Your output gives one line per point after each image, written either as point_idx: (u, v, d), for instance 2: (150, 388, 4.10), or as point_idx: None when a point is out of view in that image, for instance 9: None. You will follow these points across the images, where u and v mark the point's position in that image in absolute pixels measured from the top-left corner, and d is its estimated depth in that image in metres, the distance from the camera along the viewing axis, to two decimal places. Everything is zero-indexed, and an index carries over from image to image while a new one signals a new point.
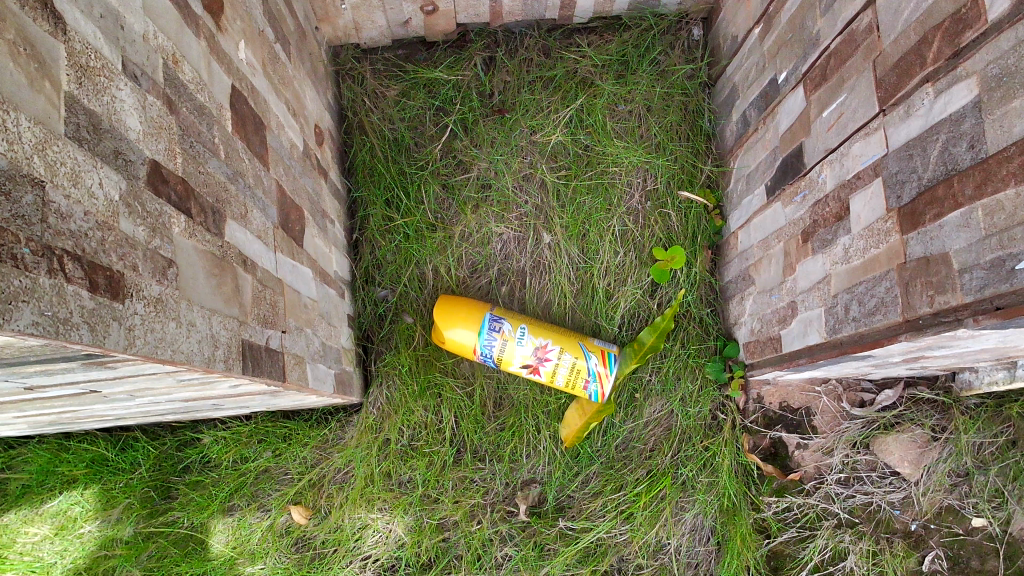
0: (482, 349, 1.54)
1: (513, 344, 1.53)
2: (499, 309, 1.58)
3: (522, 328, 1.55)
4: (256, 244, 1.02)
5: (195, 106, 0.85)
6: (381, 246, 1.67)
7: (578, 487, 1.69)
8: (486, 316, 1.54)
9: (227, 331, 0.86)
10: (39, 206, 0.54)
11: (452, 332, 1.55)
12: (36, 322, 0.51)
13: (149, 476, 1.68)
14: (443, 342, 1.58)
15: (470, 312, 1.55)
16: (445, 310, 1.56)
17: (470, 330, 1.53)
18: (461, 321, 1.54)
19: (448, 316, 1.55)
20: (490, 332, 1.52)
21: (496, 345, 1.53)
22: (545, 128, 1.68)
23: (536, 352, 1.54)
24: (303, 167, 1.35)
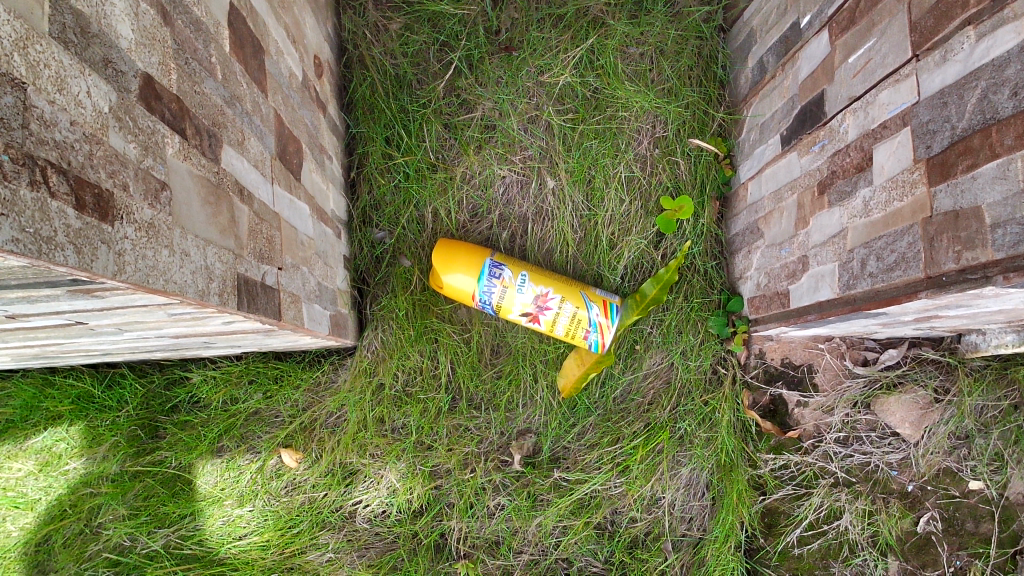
0: (481, 295, 1.49)
1: (514, 292, 1.49)
2: (501, 255, 1.54)
3: (522, 275, 1.50)
4: (253, 173, 0.96)
5: (192, 21, 0.79)
6: (381, 185, 1.61)
7: (575, 438, 1.66)
8: (488, 262, 1.49)
9: (222, 264, 0.81)
10: (19, 111, 0.48)
11: (451, 277, 1.50)
12: (19, 236, 0.46)
13: (136, 414, 1.63)
14: (441, 286, 1.53)
15: (471, 256, 1.50)
16: (446, 252, 1.51)
17: (471, 274, 1.49)
18: (461, 262, 1.49)
19: (448, 256, 1.50)
20: (492, 279, 1.48)
21: (496, 291, 1.48)
22: (553, 69, 1.61)
23: (536, 300, 1.50)
24: (302, 98, 1.29)
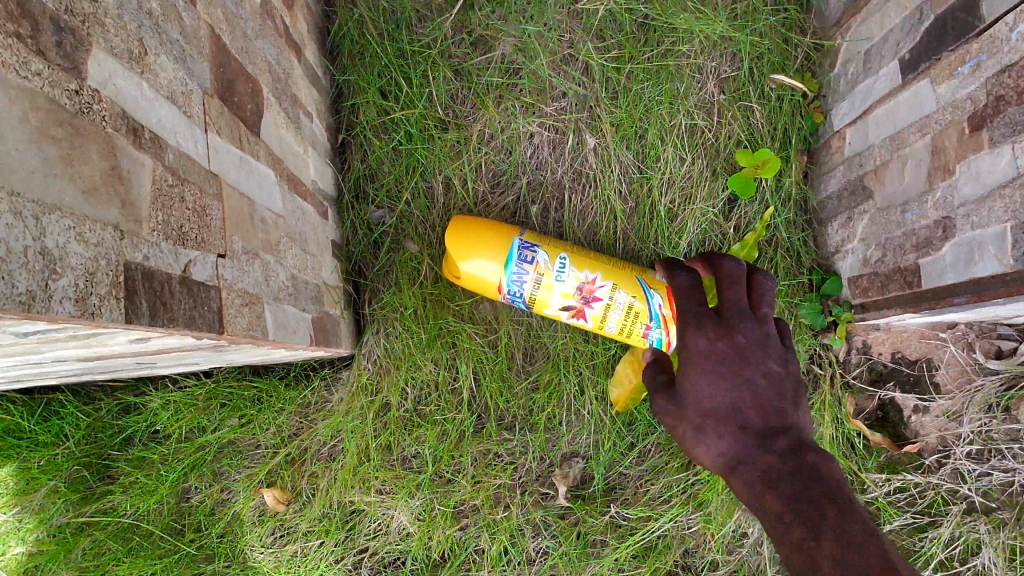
0: (509, 286, 1.15)
1: (555, 281, 1.15)
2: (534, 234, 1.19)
3: (563, 260, 1.15)
4: (167, 109, 0.62)
5: None
6: (376, 150, 1.27)
7: (633, 463, 1.31)
8: (519, 245, 1.15)
9: (88, 248, 0.47)
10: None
11: (470, 264, 1.15)
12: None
13: (80, 451, 1.29)
14: (459, 278, 1.18)
15: (495, 235, 1.16)
16: (464, 232, 1.16)
17: (499, 260, 1.15)
18: (484, 242, 1.15)
19: (466, 235, 1.16)
20: (526, 267, 1.14)
21: (533, 282, 1.14)
22: None
23: (582, 291, 1.15)
24: (261, 26, 0.94)
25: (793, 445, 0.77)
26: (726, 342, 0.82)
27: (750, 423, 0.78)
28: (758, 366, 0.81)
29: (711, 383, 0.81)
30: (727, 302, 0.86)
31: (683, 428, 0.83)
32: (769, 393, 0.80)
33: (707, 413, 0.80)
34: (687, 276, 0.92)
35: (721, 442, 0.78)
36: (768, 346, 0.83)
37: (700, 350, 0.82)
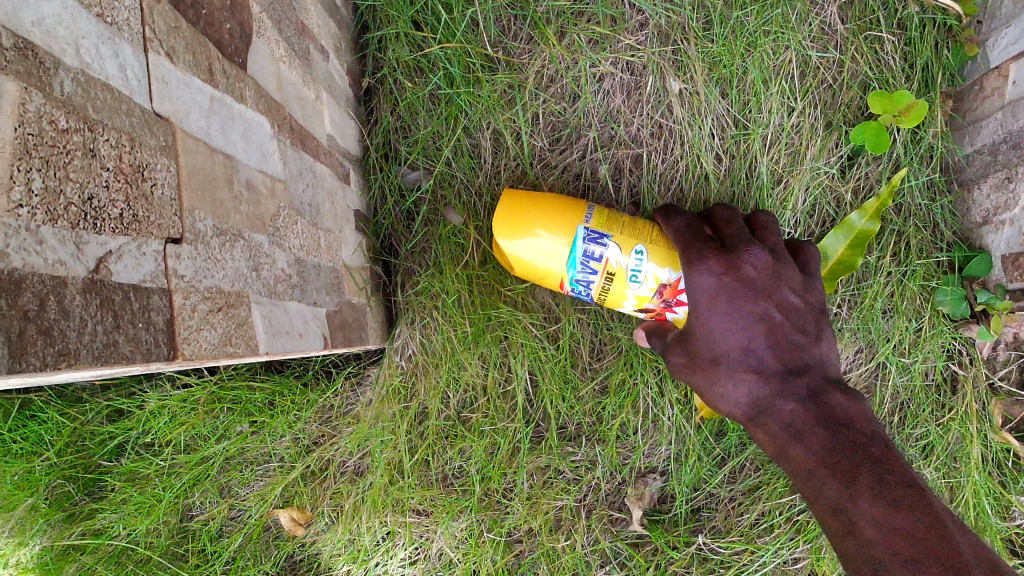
0: (572, 281, 0.85)
1: (625, 281, 0.83)
2: (610, 212, 0.86)
3: (639, 251, 0.83)
4: (67, 10, 0.39)
5: None
6: (409, 100, 1.02)
7: (723, 483, 1.07)
8: (576, 235, 0.83)
9: None
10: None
11: (519, 252, 0.85)
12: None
13: (63, 462, 1.09)
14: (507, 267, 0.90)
15: (558, 212, 0.84)
16: (508, 212, 0.85)
17: (548, 254, 0.84)
18: (529, 230, 0.84)
19: (506, 219, 0.85)
20: (583, 263, 0.83)
21: (597, 282, 0.84)
22: None
23: (663, 294, 0.83)
24: None
25: (813, 384, 0.68)
26: (733, 277, 0.69)
27: (768, 362, 0.68)
28: (771, 295, 0.70)
29: (723, 324, 0.69)
30: (726, 239, 0.74)
31: (697, 377, 0.72)
32: (787, 322, 0.70)
33: (720, 356, 0.69)
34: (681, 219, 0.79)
35: (739, 393, 0.69)
36: (781, 271, 0.71)
37: (712, 288, 0.69)
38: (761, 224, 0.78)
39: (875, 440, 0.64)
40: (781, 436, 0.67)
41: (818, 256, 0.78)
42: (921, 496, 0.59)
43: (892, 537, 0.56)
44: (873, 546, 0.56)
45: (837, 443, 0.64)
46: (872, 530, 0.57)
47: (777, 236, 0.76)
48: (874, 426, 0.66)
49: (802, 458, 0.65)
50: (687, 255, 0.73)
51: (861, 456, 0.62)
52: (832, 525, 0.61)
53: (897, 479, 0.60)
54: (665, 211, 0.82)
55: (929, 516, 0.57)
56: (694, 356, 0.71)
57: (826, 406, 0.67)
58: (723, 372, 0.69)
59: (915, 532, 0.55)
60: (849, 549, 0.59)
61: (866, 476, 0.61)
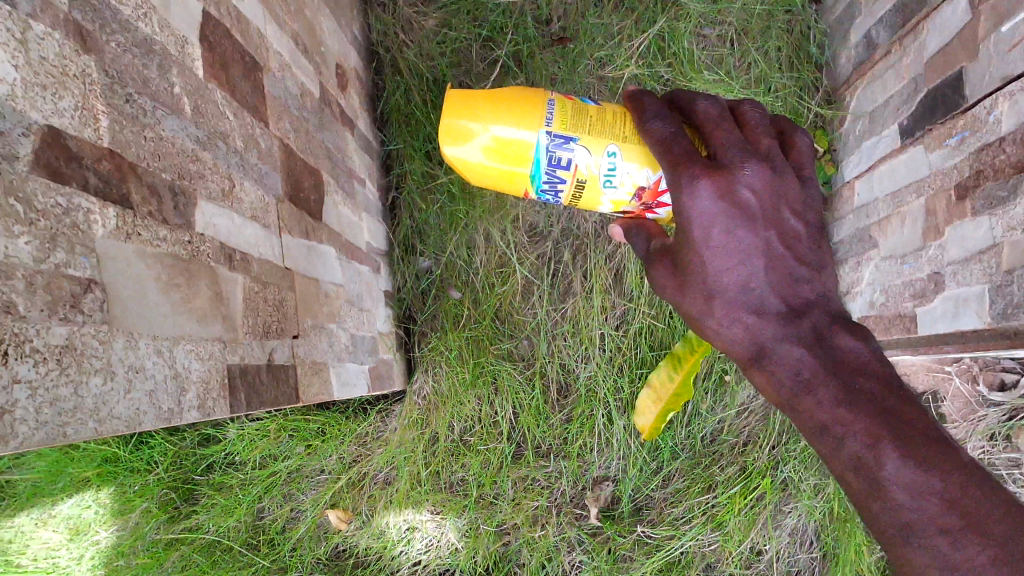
0: (538, 178, 0.92)
1: (597, 178, 0.91)
2: (575, 102, 0.91)
3: (611, 150, 0.89)
4: (252, 228, 0.76)
5: (143, 44, 0.58)
6: (422, 208, 1.40)
7: (659, 486, 1.44)
8: (538, 135, 0.89)
9: (202, 364, 0.62)
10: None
11: (484, 155, 0.92)
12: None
13: (169, 475, 1.46)
14: (466, 176, 0.96)
15: (518, 110, 0.89)
16: (471, 113, 0.90)
17: (507, 149, 0.90)
18: (490, 126, 0.90)
19: (469, 117, 0.90)
20: (550, 161, 0.90)
21: (564, 181, 0.91)
22: (616, 60, 1.39)
23: (642, 196, 0.92)
24: (322, 119, 1.08)
25: (815, 326, 0.77)
26: (729, 202, 0.75)
27: (767, 300, 0.77)
28: (770, 222, 0.77)
29: (722, 254, 0.76)
30: (717, 144, 0.78)
31: (689, 301, 0.79)
32: (785, 253, 0.78)
33: (717, 291, 0.77)
34: (667, 125, 0.80)
35: (738, 328, 0.78)
36: (779, 187, 0.78)
37: (708, 213, 0.74)
38: (749, 124, 0.81)
39: (888, 380, 0.73)
40: (791, 383, 0.76)
41: (808, 151, 0.85)
42: (964, 462, 0.66)
43: (931, 505, 0.64)
44: (906, 512, 0.65)
45: (855, 398, 0.72)
46: (904, 497, 0.66)
47: (769, 142, 0.80)
48: (887, 369, 0.74)
49: (824, 417, 0.73)
50: (678, 177, 0.75)
51: (894, 422, 0.69)
52: (836, 463, 0.72)
53: (908, 423, 0.69)
54: (645, 112, 0.83)
55: (955, 461, 0.66)
56: (687, 282, 0.78)
57: (830, 346, 0.76)
58: (721, 308, 0.78)
59: (950, 497, 0.64)
60: (874, 507, 0.68)
61: (887, 435, 0.68)
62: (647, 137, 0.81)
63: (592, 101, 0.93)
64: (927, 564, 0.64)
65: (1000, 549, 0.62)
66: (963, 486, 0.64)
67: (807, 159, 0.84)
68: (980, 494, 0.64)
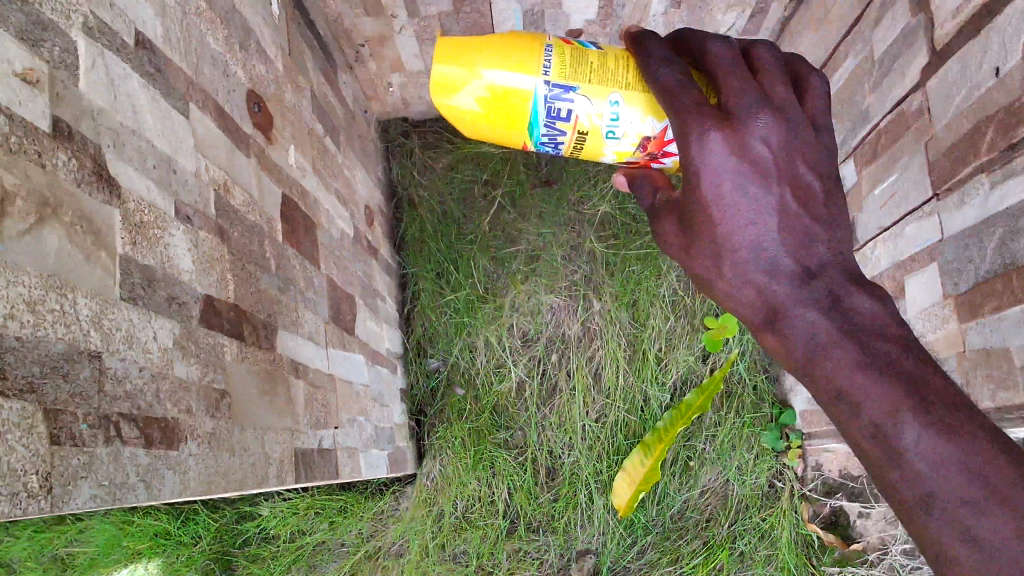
0: (541, 135, 0.93)
1: (600, 129, 0.91)
2: (574, 46, 0.91)
3: (613, 99, 0.90)
4: (307, 346, 1.03)
5: (247, 228, 0.87)
6: (433, 320, 1.69)
7: (634, 558, 1.67)
8: (536, 84, 0.89)
9: (280, 446, 0.88)
10: (58, 370, 0.51)
11: (474, 101, 0.91)
12: (42, 490, 0.48)
13: (210, 548, 1.69)
14: (464, 126, 0.96)
15: (509, 56, 0.89)
16: (459, 56, 0.89)
17: (504, 96, 0.90)
18: (488, 74, 0.89)
19: (459, 64, 0.90)
20: (549, 112, 0.90)
21: (567, 137, 0.93)
22: (593, 198, 1.67)
23: (648, 145, 0.93)
24: (354, 253, 1.37)
25: (832, 286, 0.71)
26: (741, 156, 0.72)
27: (780, 261, 0.72)
28: (784, 176, 0.73)
29: (735, 215, 0.73)
30: (728, 97, 0.75)
31: (696, 261, 0.77)
32: (800, 207, 0.74)
33: (725, 253, 0.74)
34: (670, 70, 0.80)
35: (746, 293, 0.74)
36: (791, 144, 0.74)
37: (715, 167, 0.72)
38: (761, 66, 0.79)
39: (907, 342, 0.67)
40: (804, 347, 0.70)
41: (822, 95, 0.82)
42: (992, 429, 0.60)
43: (953, 477, 0.58)
44: (927, 482, 0.59)
45: (873, 360, 0.65)
46: (924, 468, 0.60)
47: (784, 90, 0.77)
48: (906, 331, 0.68)
49: (840, 381, 0.66)
50: (688, 128, 0.74)
51: (914, 387, 0.63)
52: (849, 428, 0.66)
53: (932, 386, 0.63)
54: (648, 52, 0.83)
55: (978, 421, 0.60)
56: (696, 239, 0.76)
57: (845, 308, 0.70)
58: (730, 270, 0.74)
59: (972, 464, 0.58)
60: (891, 479, 0.62)
61: (907, 403, 0.62)
62: (653, 81, 0.81)
63: (591, 44, 0.93)
64: (949, 540, 0.58)
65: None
66: (988, 455, 0.58)
67: (821, 106, 0.81)
68: (1006, 465, 0.58)
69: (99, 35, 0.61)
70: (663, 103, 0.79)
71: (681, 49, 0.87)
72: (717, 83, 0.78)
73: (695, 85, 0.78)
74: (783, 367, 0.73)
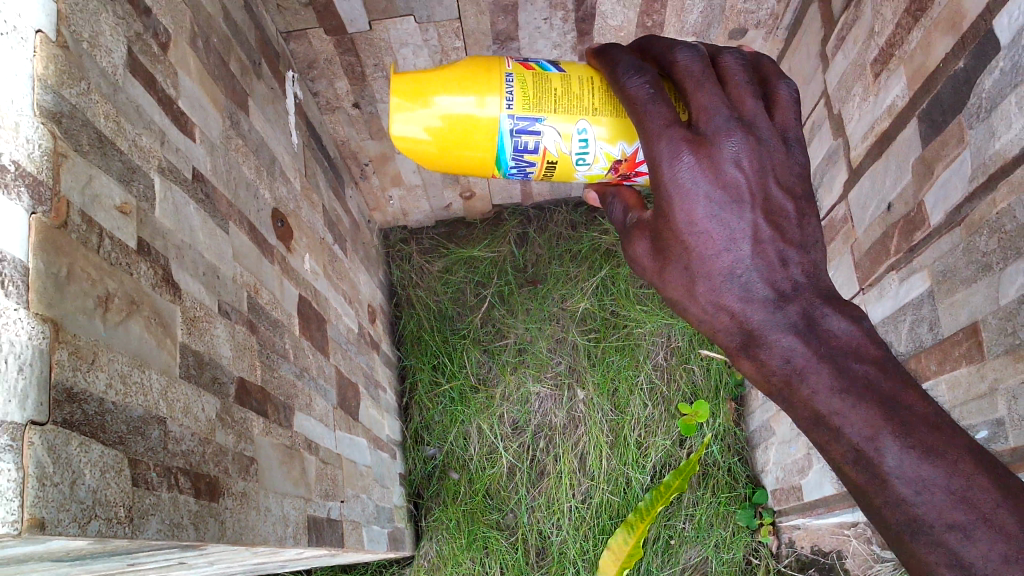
0: (511, 164, 0.97)
1: (568, 155, 0.95)
2: (535, 72, 0.94)
3: (581, 127, 0.93)
4: (318, 426, 1.18)
5: (271, 323, 1.03)
6: (429, 407, 1.84)
7: None
8: (501, 117, 0.92)
9: (295, 511, 1.02)
10: (139, 430, 0.66)
11: (439, 130, 0.94)
12: (126, 519, 0.62)
13: None
14: (428, 158, 0.98)
15: (470, 86, 0.93)
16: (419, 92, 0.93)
17: (469, 127, 0.93)
18: (451, 107, 0.93)
19: (421, 99, 0.93)
20: (517, 144, 0.94)
21: (538, 165, 0.96)
22: (574, 295, 1.86)
23: (620, 168, 0.97)
24: (358, 347, 1.52)
25: (807, 310, 0.71)
26: (714, 177, 0.72)
27: (756, 285, 0.72)
28: (757, 196, 0.73)
29: (708, 239, 0.72)
30: (698, 114, 0.75)
31: (667, 281, 0.76)
32: (775, 231, 0.72)
33: (699, 276, 0.73)
34: (641, 85, 0.79)
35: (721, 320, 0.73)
36: (766, 165, 0.73)
37: (684, 188, 0.72)
38: (729, 75, 0.77)
39: (885, 364, 0.67)
40: (781, 371, 0.70)
41: (791, 103, 0.79)
42: (973, 448, 0.61)
43: (937, 499, 0.59)
44: (914, 507, 0.60)
45: (851, 385, 0.66)
46: (908, 491, 0.60)
47: (754, 103, 0.76)
48: (883, 352, 0.68)
49: (819, 406, 0.67)
50: (659, 151, 0.74)
51: (893, 410, 0.64)
52: (832, 454, 0.67)
53: (913, 409, 0.63)
54: (619, 66, 0.83)
55: (958, 440, 0.61)
56: (672, 261, 0.75)
57: (821, 331, 0.70)
58: (704, 293, 0.73)
59: (955, 485, 0.59)
60: (876, 504, 0.62)
61: (888, 426, 0.63)
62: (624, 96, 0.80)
63: (553, 66, 0.95)
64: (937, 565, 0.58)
65: (1011, 545, 0.56)
66: (970, 475, 0.59)
67: (791, 114, 0.78)
68: (989, 484, 0.58)
69: (169, 174, 0.79)
70: (634, 118, 0.79)
71: (648, 60, 0.86)
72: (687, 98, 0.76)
73: (667, 100, 0.77)
74: (760, 390, 0.73)
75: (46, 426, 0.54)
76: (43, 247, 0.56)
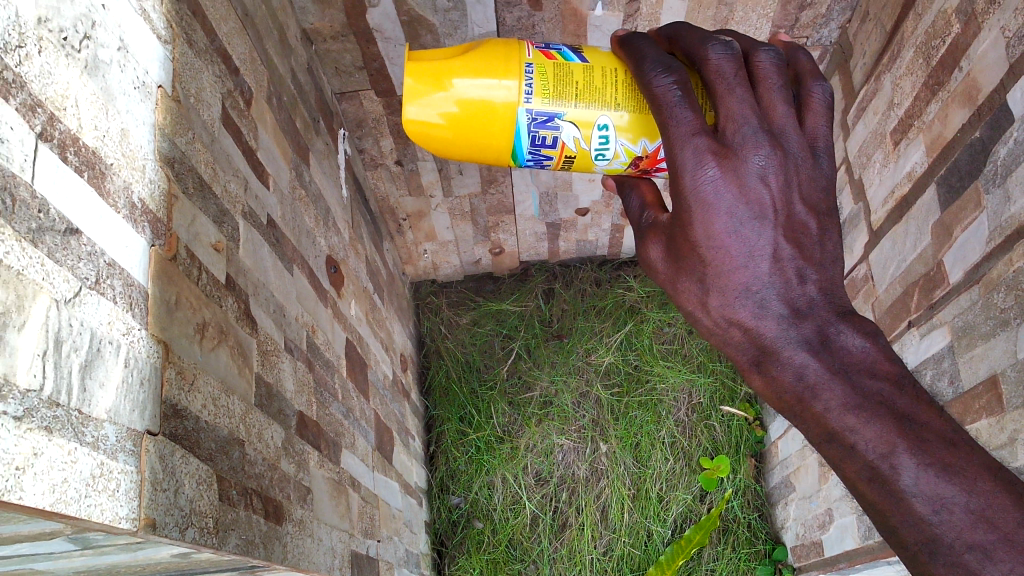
0: (528, 155, 0.94)
1: (587, 151, 0.93)
2: (557, 61, 0.91)
3: (603, 121, 0.91)
4: (360, 465, 1.23)
5: (325, 363, 1.09)
6: (455, 456, 1.88)
7: None
8: (521, 111, 0.90)
9: (341, 544, 1.06)
10: (224, 450, 0.71)
11: (455, 119, 0.91)
12: (213, 530, 0.66)
13: None
14: (439, 148, 0.96)
15: (490, 71, 0.90)
16: (437, 80, 0.90)
17: (486, 115, 0.90)
18: (470, 91, 0.90)
19: (437, 86, 0.90)
20: (535, 138, 0.91)
21: (556, 158, 0.94)
22: (598, 350, 1.93)
23: (640, 164, 0.94)
24: (393, 393, 1.58)
25: (823, 328, 0.68)
26: (737, 190, 0.71)
27: (771, 302, 0.69)
28: (780, 212, 0.71)
29: (725, 253, 0.71)
30: (728, 121, 0.73)
31: (679, 285, 0.75)
32: (797, 252, 0.71)
33: (711, 287, 0.72)
34: (668, 83, 0.76)
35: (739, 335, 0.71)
36: (791, 183, 0.72)
37: (706, 198, 0.71)
38: (762, 77, 0.75)
39: (900, 381, 0.64)
40: (793, 388, 0.67)
41: (823, 110, 0.78)
42: (991, 466, 0.59)
43: (958, 518, 0.57)
44: (931, 526, 0.58)
45: (865, 401, 0.64)
46: (925, 509, 0.59)
47: (785, 112, 0.74)
48: (897, 367, 0.65)
49: (832, 423, 0.64)
50: (684, 156, 0.72)
51: (910, 426, 0.61)
52: (846, 473, 0.64)
53: (930, 427, 0.61)
54: (646, 61, 0.80)
55: (975, 458, 0.59)
56: (689, 267, 0.74)
57: (834, 348, 0.67)
58: (715, 304, 0.72)
59: (974, 503, 0.57)
60: (893, 522, 0.61)
61: (904, 443, 0.61)
62: (650, 96, 0.78)
63: (575, 56, 0.92)
64: None
65: None
66: (989, 493, 0.57)
67: (821, 124, 0.77)
68: (1010, 504, 0.57)
69: (250, 219, 0.86)
70: (659, 119, 0.77)
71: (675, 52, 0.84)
72: (715, 101, 0.75)
73: (695, 102, 0.75)
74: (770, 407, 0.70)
75: (157, 436, 0.59)
76: (158, 276, 0.63)
